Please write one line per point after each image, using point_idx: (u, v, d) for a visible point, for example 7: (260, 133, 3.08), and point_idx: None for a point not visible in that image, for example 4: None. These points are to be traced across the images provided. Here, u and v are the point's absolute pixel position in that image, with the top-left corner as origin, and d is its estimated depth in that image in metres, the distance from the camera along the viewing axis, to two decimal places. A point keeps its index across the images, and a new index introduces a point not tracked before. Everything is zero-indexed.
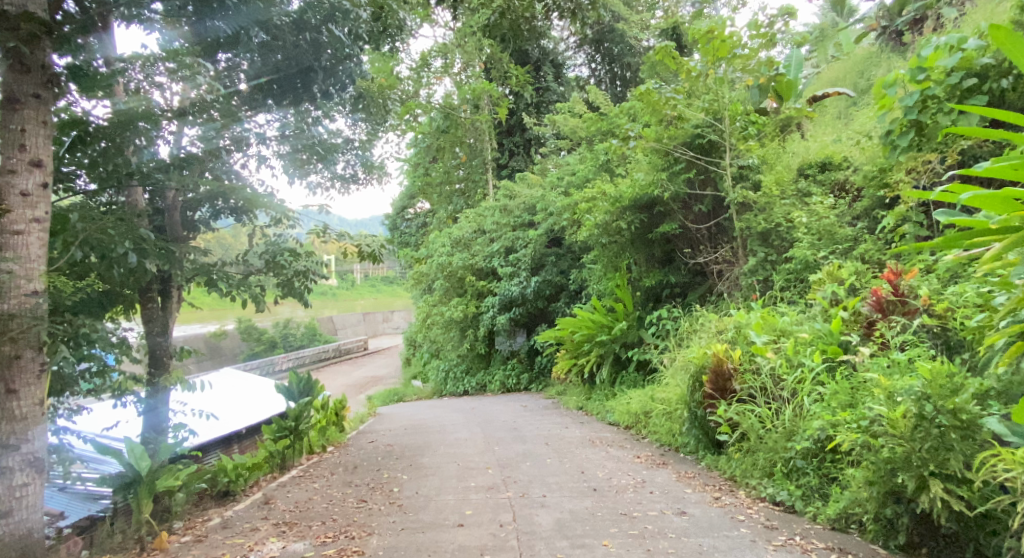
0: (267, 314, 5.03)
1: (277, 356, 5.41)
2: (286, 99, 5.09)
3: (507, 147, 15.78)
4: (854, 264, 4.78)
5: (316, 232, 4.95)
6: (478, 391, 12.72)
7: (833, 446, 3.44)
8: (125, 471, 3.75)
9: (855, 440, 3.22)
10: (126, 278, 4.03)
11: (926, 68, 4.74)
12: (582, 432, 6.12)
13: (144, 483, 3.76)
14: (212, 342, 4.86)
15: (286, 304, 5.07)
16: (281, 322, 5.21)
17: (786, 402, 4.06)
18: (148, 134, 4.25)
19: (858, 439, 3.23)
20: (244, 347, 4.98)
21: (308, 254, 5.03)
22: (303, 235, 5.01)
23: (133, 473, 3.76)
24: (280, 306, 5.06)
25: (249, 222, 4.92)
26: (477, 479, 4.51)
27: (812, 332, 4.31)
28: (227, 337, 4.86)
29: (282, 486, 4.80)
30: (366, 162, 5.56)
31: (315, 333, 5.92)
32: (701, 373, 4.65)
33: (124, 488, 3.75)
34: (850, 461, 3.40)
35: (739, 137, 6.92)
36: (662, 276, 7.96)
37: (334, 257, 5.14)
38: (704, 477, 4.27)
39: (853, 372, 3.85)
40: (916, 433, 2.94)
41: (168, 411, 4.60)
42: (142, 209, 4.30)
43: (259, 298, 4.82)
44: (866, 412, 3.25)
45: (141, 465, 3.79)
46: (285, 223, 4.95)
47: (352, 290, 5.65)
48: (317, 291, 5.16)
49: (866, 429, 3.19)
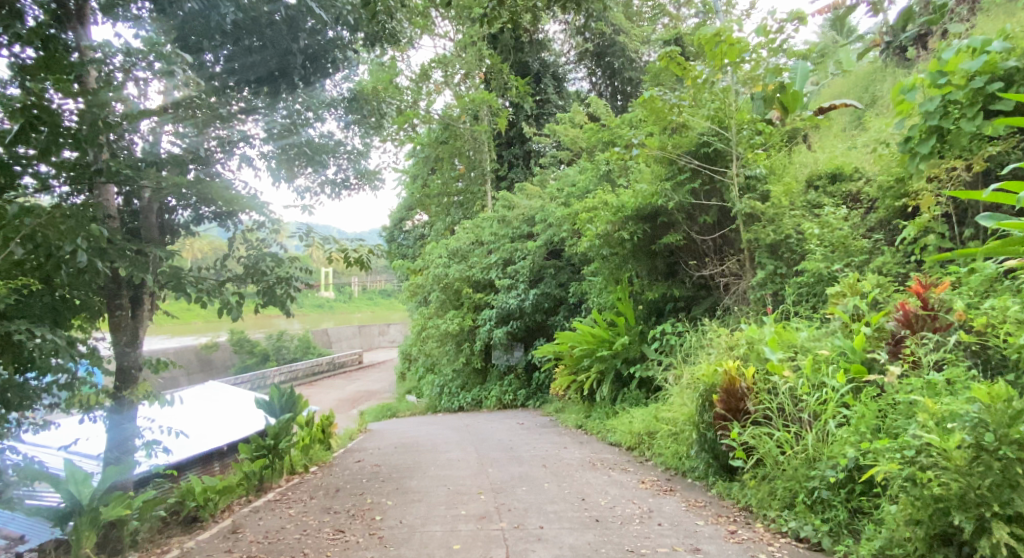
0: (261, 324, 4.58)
1: (268, 369, 4.97)
2: (263, 89, 4.67)
3: (507, 159, 15.54)
4: (876, 276, 4.47)
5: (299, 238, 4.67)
6: (473, 407, 12.34)
7: (868, 477, 3.14)
8: (65, 499, 3.55)
9: (897, 472, 2.92)
10: (79, 280, 3.66)
11: (946, 73, 4.46)
12: (581, 453, 5.80)
13: (85, 514, 3.58)
14: (203, 354, 4.36)
15: (284, 317, 4.67)
16: (275, 335, 4.74)
17: (807, 425, 3.75)
18: (122, 128, 4.01)
19: (897, 469, 2.92)
20: (236, 359, 4.51)
21: (308, 268, 4.73)
22: (300, 248, 4.72)
23: (72, 502, 3.57)
24: (278, 317, 4.67)
25: (241, 231, 4.56)
26: (468, 506, 4.18)
27: (831, 348, 4.03)
28: (218, 349, 4.34)
29: (255, 511, 4.47)
30: (360, 168, 5.36)
31: (309, 346, 5.35)
32: (710, 393, 4.32)
33: (62, 519, 3.55)
34: (886, 496, 3.09)
35: (746, 146, 6.65)
36: (666, 289, 7.68)
37: (332, 269, 4.78)
38: (716, 507, 3.95)
39: (882, 394, 3.55)
40: (974, 468, 2.66)
41: (135, 429, 4.26)
42: (112, 211, 4.13)
43: (234, 306, 4.38)
44: (909, 440, 2.94)
45: (82, 493, 3.61)
46: (275, 232, 4.63)
47: (352, 303, 4.92)
48: (308, 302, 4.75)
49: (910, 460, 2.88)
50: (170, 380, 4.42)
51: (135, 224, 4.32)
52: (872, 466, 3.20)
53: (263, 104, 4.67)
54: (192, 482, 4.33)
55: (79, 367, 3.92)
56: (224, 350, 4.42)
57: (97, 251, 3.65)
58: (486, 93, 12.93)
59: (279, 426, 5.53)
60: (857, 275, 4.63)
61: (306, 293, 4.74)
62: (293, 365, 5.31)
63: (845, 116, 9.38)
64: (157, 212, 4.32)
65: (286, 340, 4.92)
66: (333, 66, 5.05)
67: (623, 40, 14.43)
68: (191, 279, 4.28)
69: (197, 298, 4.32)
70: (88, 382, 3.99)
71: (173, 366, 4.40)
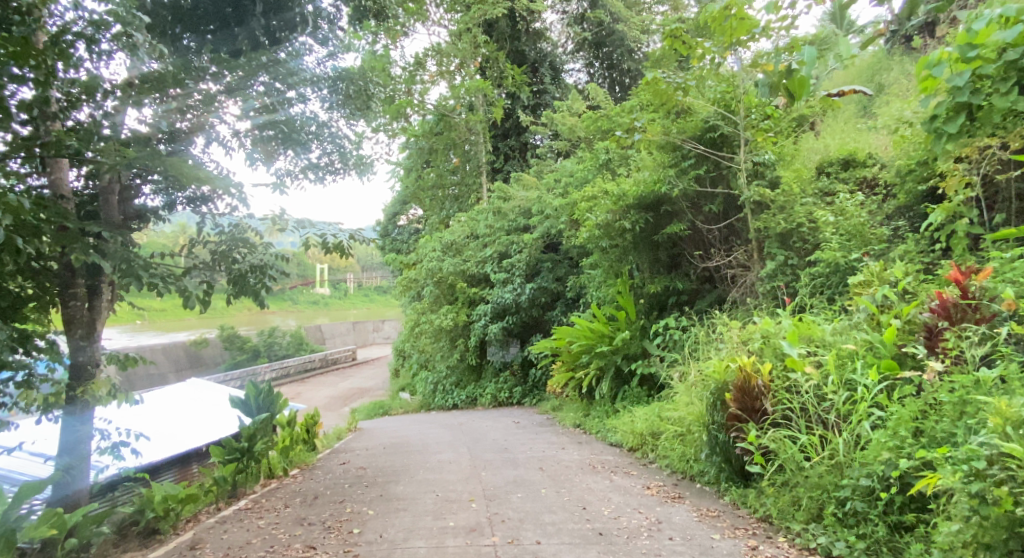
0: (252, 322, 4.05)
1: (260, 365, 4.88)
2: (223, 48, 4.21)
3: (502, 150, 14.90)
4: (902, 264, 4.18)
5: (271, 221, 4.12)
6: (467, 404, 11.97)
7: (911, 491, 2.80)
8: None
9: (955, 487, 2.56)
10: None
11: (976, 45, 3.88)
12: (580, 454, 5.47)
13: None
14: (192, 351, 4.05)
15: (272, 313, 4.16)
16: (267, 332, 4.27)
17: (833, 428, 3.42)
18: (66, 103, 3.77)
19: (956, 476, 2.57)
20: (226, 357, 4.46)
21: (294, 261, 4.32)
22: (293, 246, 4.26)
23: None
24: (270, 314, 4.15)
25: (231, 226, 4.22)
26: (458, 516, 3.84)
27: (857, 342, 3.72)
28: (208, 346, 4.03)
29: (221, 522, 4.09)
30: (343, 149, 4.94)
31: (302, 343, 5.14)
32: (723, 391, 4.01)
33: None
34: (938, 512, 2.73)
35: (755, 130, 6.28)
36: (668, 282, 7.32)
37: (326, 265, 4.39)
38: (731, 517, 3.61)
39: (919, 393, 3.23)
40: None
41: (91, 433, 3.87)
42: (66, 192, 3.87)
43: (189, 294, 3.88)
44: (977, 447, 2.57)
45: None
46: (275, 227, 4.15)
47: (348, 299, 4.54)
48: (304, 298, 4.25)
49: (979, 473, 2.52)
50: (132, 376, 4.12)
51: (94, 206, 4.04)
52: (923, 476, 2.84)
53: (237, 82, 4.27)
54: (152, 490, 3.95)
55: (38, 363, 3.67)
56: (214, 346, 4.15)
57: (26, 229, 3.24)
58: (481, 81, 12.66)
59: (254, 427, 4.95)
60: (882, 263, 4.33)
61: (302, 290, 4.30)
62: (284, 361, 5.27)
63: (851, 105, 9.13)
64: (118, 192, 4.01)
65: (276, 335, 4.49)
66: (307, 33, 4.57)
67: (620, 29, 14.24)
68: (144, 265, 3.71)
69: (151, 288, 3.79)
70: (47, 379, 3.72)
71: (144, 362, 4.08)
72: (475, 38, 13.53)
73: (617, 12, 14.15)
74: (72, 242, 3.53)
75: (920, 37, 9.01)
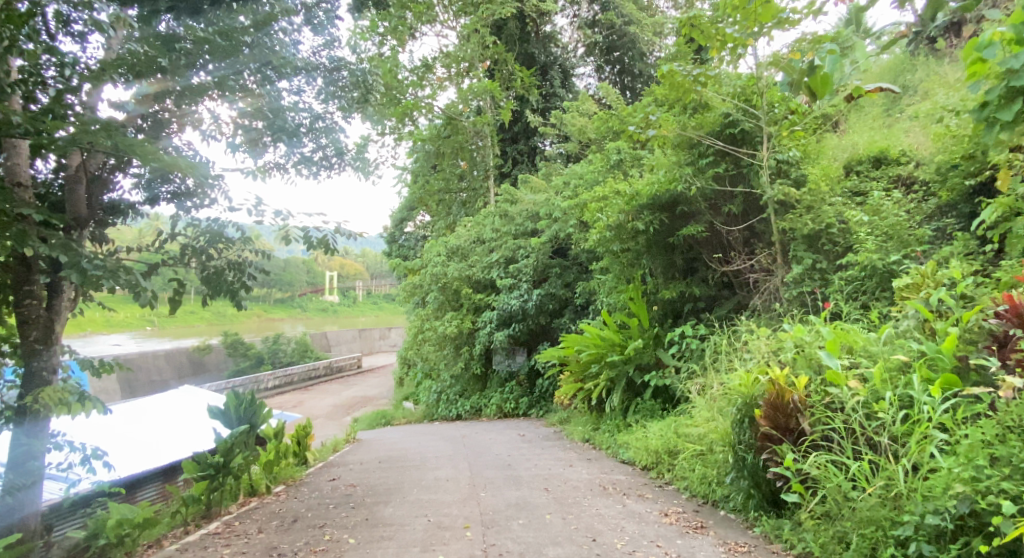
0: (256, 328, 3.70)
1: (263, 373, 4.59)
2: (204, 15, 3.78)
3: (510, 154, 14.60)
4: (956, 266, 3.78)
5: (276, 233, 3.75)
6: (472, 415, 11.55)
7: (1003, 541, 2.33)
8: None
9: None
10: None
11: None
12: (590, 473, 5.04)
13: None
14: (195, 357, 3.71)
15: (284, 320, 3.66)
16: (271, 338, 4.13)
17: (888, 454, 3.00)
18: (32, 82, 3.51)
19: None
20: (229, 364, 3.99)
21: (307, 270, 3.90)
22: (301, 252, 3.86)
23: None
24: (280, 320, 3.67)
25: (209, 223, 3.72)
26: (449, 548, 3.42)
27: (909, 354, 3.33)
28: (211, 353, 3.69)
29: (185, 550, 3.69)
30: (339, 145, 4.40)
31: (305, 350, 4.78)
32: (752, 408, 3.62)
33: None
34: None
35: (778, 125, 5.83)
36: (684, 287, 6.89)
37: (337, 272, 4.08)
38: (763, 553, 3.19)
39: (995, 414, 2.81)
40: None
41: (45, 448, 3.45)
42: (24, 180, 3.53)
43: (139, 290, 3.23)
44: None
45: None
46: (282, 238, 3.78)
47: (357, 306, 4.43)
48: (312, 306, 3.86)
49: None
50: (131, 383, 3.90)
51: (59, 197, 3.69)
52: (1006, 517, 2.40)
53: (227, 71, 3.87)
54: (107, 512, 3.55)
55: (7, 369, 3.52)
56: (217, 352, 3.79)
57: None
58: (489, 83, 12.35)
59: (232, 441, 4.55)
60: (935, 262, 3.94)
61: (311, 298, 3.89)
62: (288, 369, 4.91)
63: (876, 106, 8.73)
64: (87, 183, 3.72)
65: (281, 343, 4.29)
66: (299, 15, 4.18)
67: (632, 31, 13.89)
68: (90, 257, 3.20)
69: (100, 284, 3.21)
70: (13, 387, 3.50)
71: (120, 369, 3.77)
72: (484, 39, 13.22)
73: (629, 14, 13.83)
74: (4, 227, 3.01)
75: (946, 37, 8.67)
